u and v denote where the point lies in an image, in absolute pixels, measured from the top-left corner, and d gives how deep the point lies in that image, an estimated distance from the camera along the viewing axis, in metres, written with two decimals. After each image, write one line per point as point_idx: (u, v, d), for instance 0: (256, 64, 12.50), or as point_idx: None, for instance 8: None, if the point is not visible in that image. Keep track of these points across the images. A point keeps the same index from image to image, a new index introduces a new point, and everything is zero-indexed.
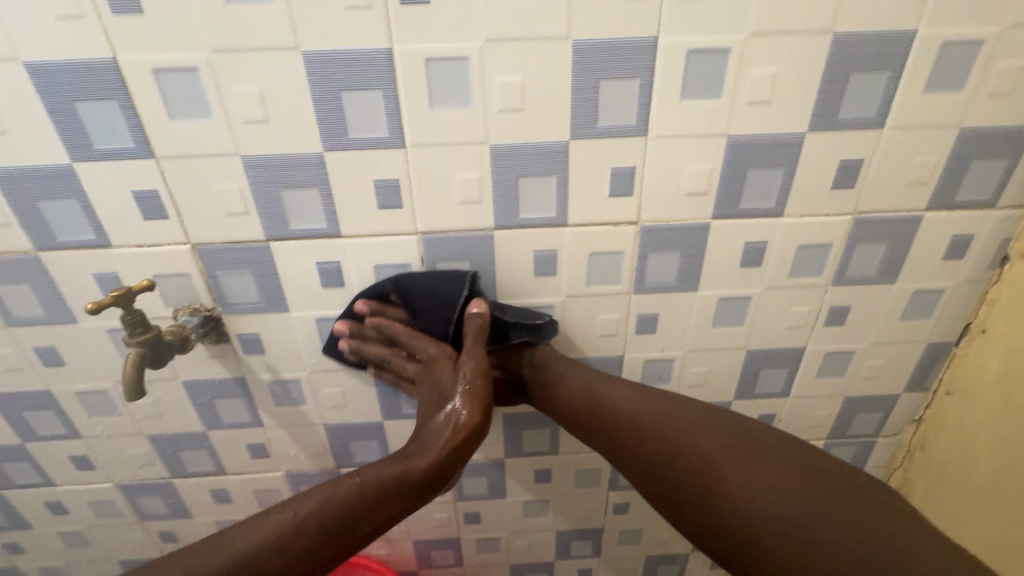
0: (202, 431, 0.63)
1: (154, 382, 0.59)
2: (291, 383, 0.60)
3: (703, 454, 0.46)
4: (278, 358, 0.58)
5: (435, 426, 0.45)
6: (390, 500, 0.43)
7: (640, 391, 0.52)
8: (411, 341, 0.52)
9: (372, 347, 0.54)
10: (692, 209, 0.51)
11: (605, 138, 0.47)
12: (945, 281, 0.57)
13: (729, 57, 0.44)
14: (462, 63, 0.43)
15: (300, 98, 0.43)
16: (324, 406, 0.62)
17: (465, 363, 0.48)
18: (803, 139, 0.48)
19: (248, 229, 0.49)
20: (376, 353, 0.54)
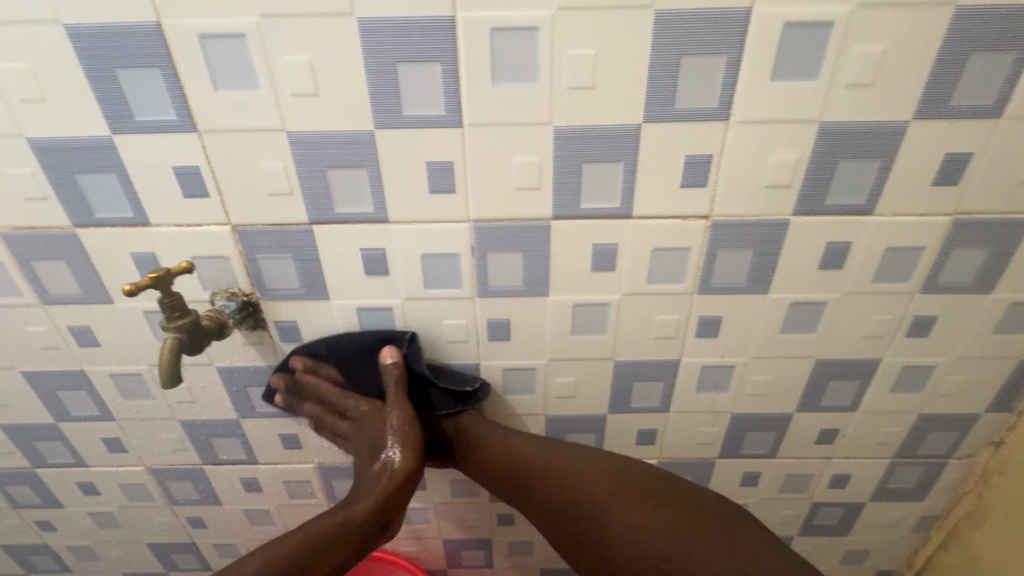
0: (235, 419, 0.61)
1: (188, 367, 0.57)
2: None
3: (587, 500, 0.50)
4: None
5: (373, 473, 0.51)
6: (338, 548, 0.47)
7: (539, 442, 0.55)
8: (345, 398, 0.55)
9: (307, 404, 0.57)
10: (772, 203, 0.46)
11: (682, 122, 0.42)
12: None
13: (831, 32, 0.39)
14: (530, 33, 0.39)
15: (353, 70, 0.40)
16: None
17: (391, 414, 0.52)
18: (905, 128, 0.43)
19: (290, 211, 0.46)
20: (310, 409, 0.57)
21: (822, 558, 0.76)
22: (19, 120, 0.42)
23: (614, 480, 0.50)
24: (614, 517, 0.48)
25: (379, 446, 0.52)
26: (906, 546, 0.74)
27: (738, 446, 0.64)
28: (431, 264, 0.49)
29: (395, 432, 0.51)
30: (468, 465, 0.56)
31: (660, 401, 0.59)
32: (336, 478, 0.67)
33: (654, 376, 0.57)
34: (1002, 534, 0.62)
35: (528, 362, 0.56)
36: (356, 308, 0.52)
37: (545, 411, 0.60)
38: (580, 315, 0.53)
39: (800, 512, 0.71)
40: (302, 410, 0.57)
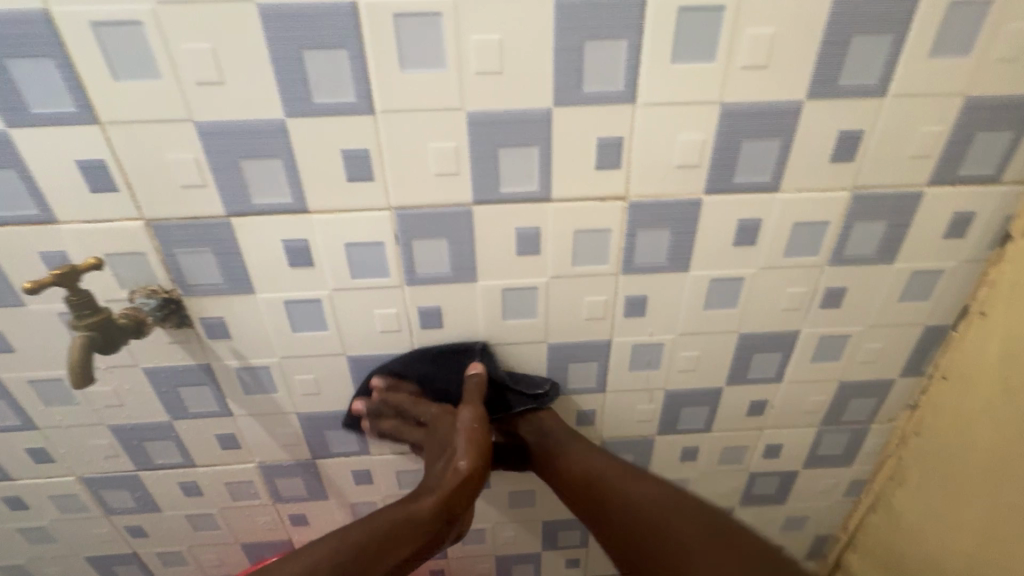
0: (169, 422, 0.60)
1: (112, 368, 0.55)
2: (260, 370, 0.56)
3: (673, 541, 0.47)
4: (245, 344, 0.54)
5: (441, 471, 0.51)
6: (402, 540, 0.47)
7: (626, 470, 0.54)
8: (419, 409, 0.56)
9: (381, 423, 0.57)
10: (684, 183, 0.48)
11: (591, 104, 0.44)
12: (946, 263, 0.55)
13: (723, 16, 0.40)
14: (434, 18, 0.39)
15: (260, 57, 0.40)
16: (297, 394, 0.59)
17: (462, 414, 0.52)
18: (800, 108, 0.45)
19: (206, 203, 0.46)
20: (388, 429, 0.57)
21: (764, 526, 0.79)
22: None
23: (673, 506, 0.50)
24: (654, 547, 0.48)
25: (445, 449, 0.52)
26: (840, 510, 0.78)
27: (675, 422, 0.66)
28: (357, 253, 0.49)
29: (465, 433, 0.51)
30: (552, 474, 0.56)
31: (597, 381, 0.61)
32: (280, 476, 0.66)
33: (589, 357, 0.59)
34: (917, 494, 0.66)
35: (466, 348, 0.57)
36: (284, 301, 0.52)
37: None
38: (510, 299, 0.54)
39: (739, 483, 0.73)
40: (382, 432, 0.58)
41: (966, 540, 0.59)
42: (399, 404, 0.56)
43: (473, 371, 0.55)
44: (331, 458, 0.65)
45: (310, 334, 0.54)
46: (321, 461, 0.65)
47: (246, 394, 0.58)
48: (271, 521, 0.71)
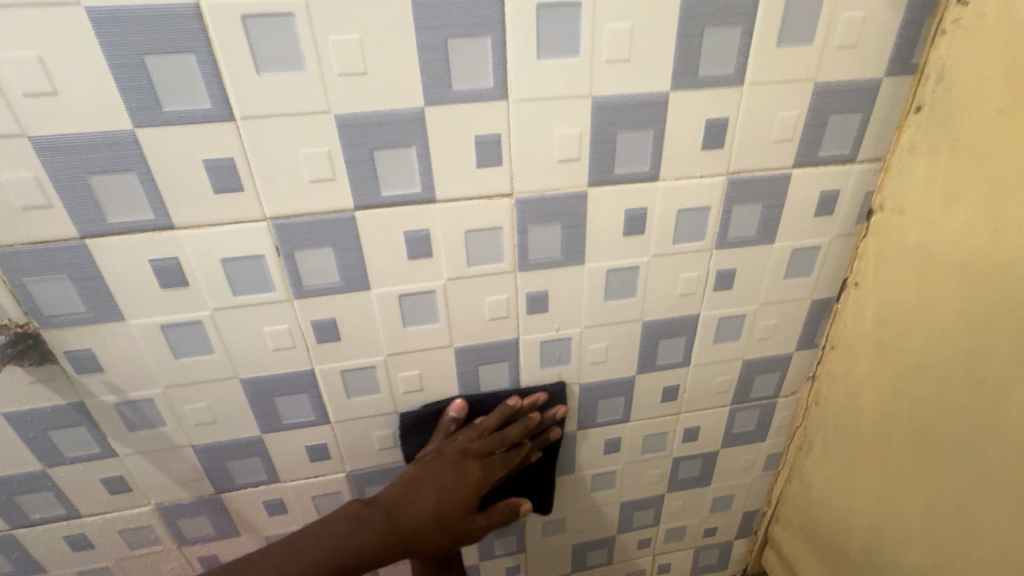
0: (45, 467, 0.59)
1: None
2: (141, 403, 0.57)
3: None
4: (118, 375, 0.55)
5: (411, 517, 0.55)
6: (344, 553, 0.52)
7: None
8: (503, 468, 0.61)
9: (522, 425, 0.63)
10: (566, 175, 0.52)
11: (461, 103, 0.47)
12: (809, 241, 0.62)
13: (583, 13, 0.45)
14: (286, 20, 0.41)
15: (96, 63, 0.41)
16: (188, 424, 0.59)
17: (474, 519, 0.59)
18: (667, 98, 0.50)
19: (56, 223, 0.47)
20: (519, 430, 0.62)
21: (695, 510, 0.83)
22: None
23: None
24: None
25: (439, 512, 0.56)
26: (762, 484, 0.85)
27: (594, 416, 0.69)
28: (233, 268, 0.51)
29: (458, 528, 0.57)
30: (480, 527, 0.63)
31: (510, 380, 0.64)
32: (184, 514, 0.66)
33: (500, 357, 0.62)
34: (825, 457, 0.73)
35: (368, 359, 0.59)
36: (160, 326, 0.53)
37: (394, 413, 0.63)
38: (408, 304, 0.56)
39: (664, 470, 0.78)
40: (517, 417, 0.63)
41: (867, 492, 0.66)
42: (519, 459, 0.63)
43: (523, 506, 0.64)
44: (236, 491, 0.65)
45: (194, 359, 0.55)
46: (225, 495, 0.65)
47: (125, 425, 0.58)
48: (180, 566, 0.70)
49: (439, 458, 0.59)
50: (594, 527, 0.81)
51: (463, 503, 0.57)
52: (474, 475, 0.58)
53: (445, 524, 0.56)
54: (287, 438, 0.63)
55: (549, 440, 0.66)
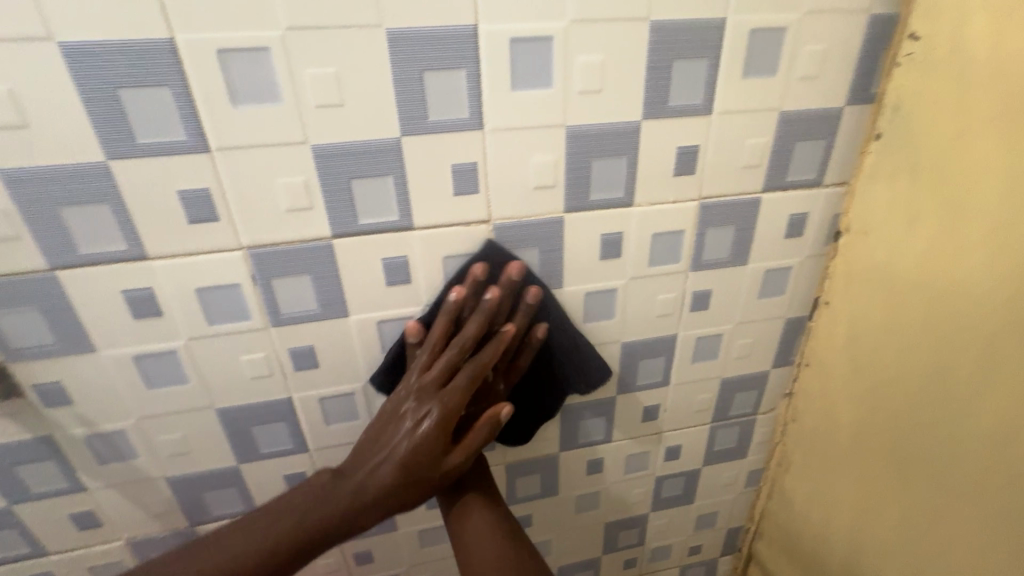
0: (190, 526, 0.58)
1: (168, 419, 0.52)
2: (301, 425, 0.55)
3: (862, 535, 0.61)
4: (307, 378, 0.52)
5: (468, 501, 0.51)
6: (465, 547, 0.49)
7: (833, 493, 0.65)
8: (467, 377, 0.47)
9: (478, 318, 0.48)
10: (752, 180, 0.53)
11: (677, 116, 0.48)
12: None
13: (788, 35, 0.47)
14: (547, 42, 0.42)
15: (288, 75, 0.39)
16: (346, 445, 0.57)
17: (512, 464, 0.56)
18: (842, 111, 0.52)
19: (312, 226, 0.45)
20: (476, 321, 0.48)
21: None
22: None
23: (516, 543, 0.49)
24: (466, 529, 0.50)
25: (405, 471, 0.45)
26: None
27: (728, 408, 0.70)
28: (454, 266, 0.50)
29: (439, 474, 0.46)
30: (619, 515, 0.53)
31: (663, 373, 0.64)
32: None
33: (656, 353, 0.62)
34: None
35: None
36: (378, 322, 0.51)
37: (557, 448, 0.66)
38: (590, 304, 0.56)
39: None
40: (469, 311, 0.49)
41: None
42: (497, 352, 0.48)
43: (505, 410, 0.48)
44: None
45: None
46: None
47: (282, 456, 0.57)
48: None
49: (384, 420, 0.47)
50: (716, 535, 0.83)
51: (430, 448, 0.45)
52: (434, 411, 0.46)
53: (413, 475, 0.45)
54: None
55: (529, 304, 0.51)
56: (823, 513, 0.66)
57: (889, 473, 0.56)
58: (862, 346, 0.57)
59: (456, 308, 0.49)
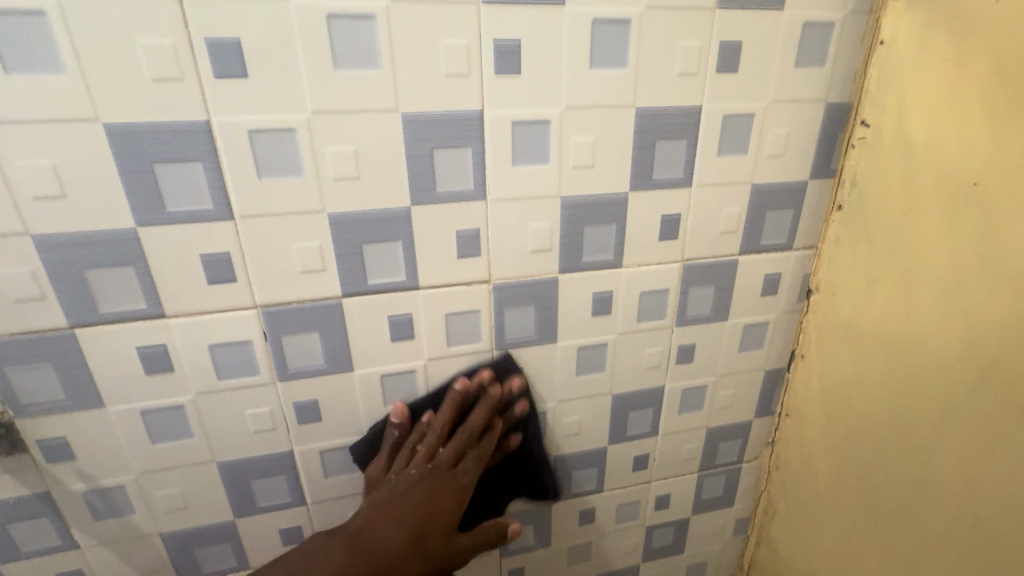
0: None
1: (167, 473, 0.52)
2: (301, 476, 0.56)
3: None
4: (307, 432, 0.54)
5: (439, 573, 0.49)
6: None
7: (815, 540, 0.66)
8: (474, 464, 0.53)
9: (482, 411, 0.54)
10: (726, 245, 0.58)
11: (659, 188, 0.53)
12: None
13: (754, 121, 0.53)
14: (544, 125, 0.48)
15: (311, 152, 0.43)
16: (346, 494, 0.58)
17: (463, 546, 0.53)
18: (806, 184, 0.58)
19: (324, 287, 0.48)
20: (480, 415, 0.54)
21: None
22: (26, 219, 0.40)
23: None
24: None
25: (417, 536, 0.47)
26: None
27: (714, 457, 0.72)
28: (455, 322, 0.53)
29: (441, 554, 0.48)
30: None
31: (651, 423, 0.67)
32: None
33: (645, 403, 0.65)
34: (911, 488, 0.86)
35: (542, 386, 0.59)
36: (381, 375, 0.53)
37: (550, 498, 0.67)
38: (583, 356, 0.59)
39: None
40: (472, 402, 0.55)
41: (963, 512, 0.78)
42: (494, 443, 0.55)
43: (516, 525, 0.52)
44: None
45: None
46: None
47: (278, 510, 0.57)
48: None
49: (389, 496, 0.49)
50: None
51: (441, 525, 0.49)
52: (448, 488, 0.50)
53: (417, 553, 0.47)
54: None
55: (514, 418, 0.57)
56: (810, 564, 0.67)
57: (868, 524, 0.58)
58: (834, 399, 0.61)
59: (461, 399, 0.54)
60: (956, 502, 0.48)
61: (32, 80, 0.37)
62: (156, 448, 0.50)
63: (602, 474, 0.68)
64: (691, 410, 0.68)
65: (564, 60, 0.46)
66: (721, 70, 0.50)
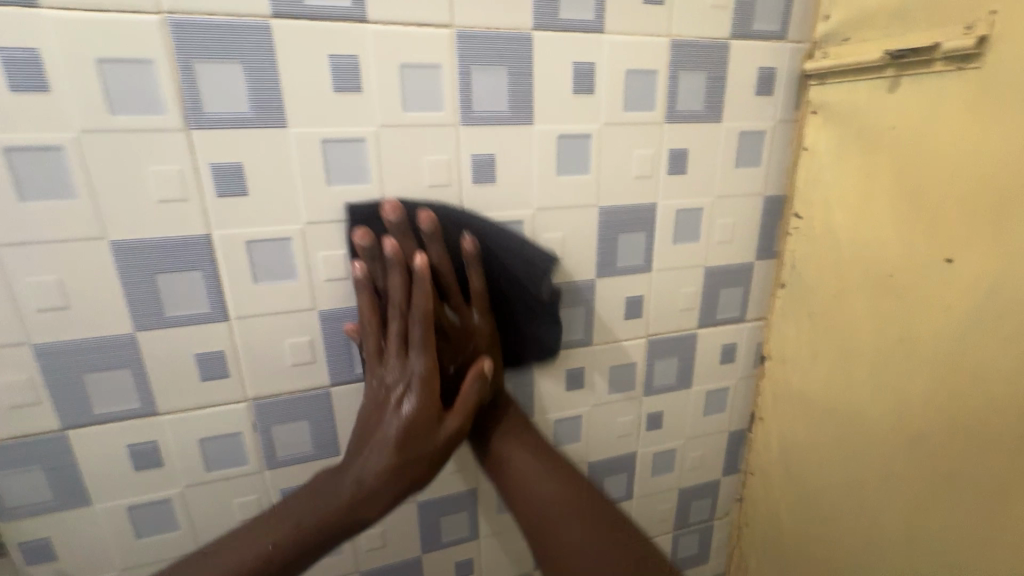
0: None
1: (150, 567, 0.52)
2: None
3: None
4: None
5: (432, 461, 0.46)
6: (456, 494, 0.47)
7: None
8: (420, 333, 0.45)
9: (395, 276, 0.46)
10: (686, 320, 0.64)
11: (622, 274, 0.59)
12: None
13: (703, 213, 0.59)
14: (518, 224, 0.53)
15: (304, 257, 0.47)
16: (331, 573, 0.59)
17: (452, 423, 0.47)
18: (753, 264, 0.64)
19: (313, 377, 0.51)
20: (394, 283, 0.46)
21: None
22: (28, 330, 0.42)
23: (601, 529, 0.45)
24: (521, 477, 0.50)
25: (403, 446, 0.45)
26: None
27: (687, 516, 0.75)
28: None
29: (439, 445, 0.46)
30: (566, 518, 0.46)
31: (626, 487, 0.70)
32: None
33: (618, 469, 0.68)
34: None
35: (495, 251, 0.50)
36: None
37: (533, 567, 0.68)
38: (559, 427, 0.63)
39: None
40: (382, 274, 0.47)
41: None
42: (428, 296, 0.45)
43: (487, 364, 0.49)
44: None
45: None
46: None
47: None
48: None
49: (369, 410, 0.47)
50: None
51: (422, 417, 0.45)
52: (407, 379, 0.46)
53: (410, 460, 0.45)
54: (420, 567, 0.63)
55: (432, 236, 0.47)
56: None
57: None
58: (794, 463, 0.65)
59: (371, 280, 0.47)
60: (914, 561, 0.52)
61: (46, 204, 0.40)
62: (140, 542, 0.51)
63: None
64: (663, 472, 0.71)
65: (534, 169, 0.51)
66: (672, 171, 0.56)
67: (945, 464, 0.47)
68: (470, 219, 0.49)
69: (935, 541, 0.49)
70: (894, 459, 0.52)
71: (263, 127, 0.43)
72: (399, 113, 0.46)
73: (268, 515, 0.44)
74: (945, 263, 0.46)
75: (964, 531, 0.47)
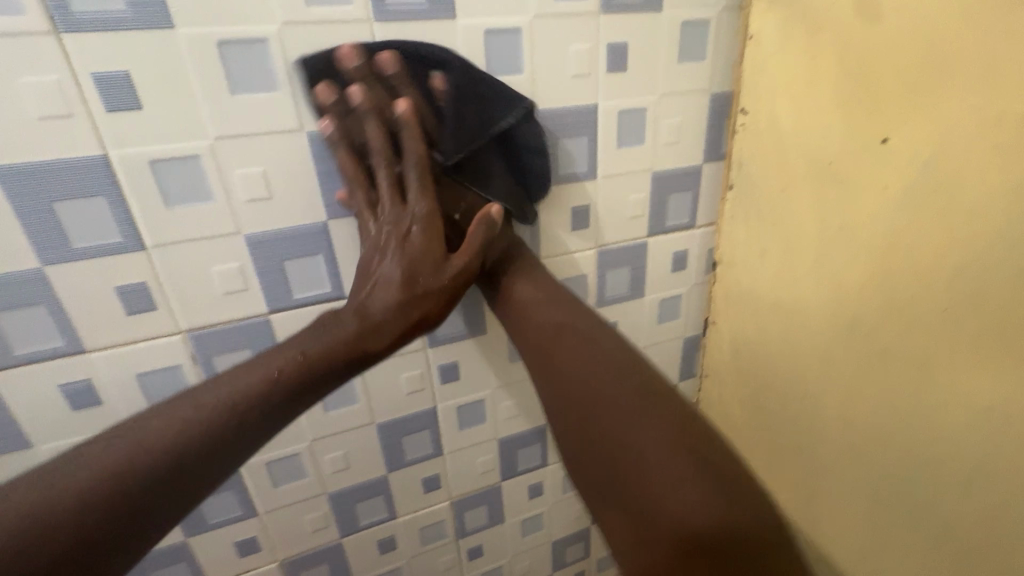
0: None
1: None
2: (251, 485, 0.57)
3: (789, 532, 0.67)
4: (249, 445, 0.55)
5: (438, 298, 0.45)
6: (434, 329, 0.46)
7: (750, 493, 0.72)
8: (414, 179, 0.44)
9: (374, 123, 0.44)
10: (635, 228, 0.63)
11: (566, 183, 0.57)
12: None
13: (647, 113, 0.57)
14: None
15: (219, 175, 0.44)
16: (299, 497, 0.60)
17: (460, 261, 0.46)
18: (701, 168, 0.63)
19: (249, 305, 0.49)
20: (375, 129, 0.44)
21: None
22: None
23: (606, 354, 0.44)
24: (524, 308, 0.49)
25: (408, 283, 0.44)
26: None
27: None
28: None
29: (446, 283, 0.45)
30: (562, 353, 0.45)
31: None
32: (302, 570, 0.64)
33: None
34: None
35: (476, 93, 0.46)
36: None
37: (500, 478, 0.71)
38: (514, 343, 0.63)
39: None
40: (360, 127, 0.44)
41: None
42: (414, 139, 0.44)
43: (494, 208, 0.47)
44: (334, 558, 0.66)
45: (342, 409, 0.58)
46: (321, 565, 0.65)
47: (233, 523, 0.58)
48: None
49: (369, 253, 0.45)
50: None
51: (424, 257, 0.44)
52: (406, 223, 0.44)
53: (419, 294, 0.44)
54: (387, 486, 0.64)
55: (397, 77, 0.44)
56: None
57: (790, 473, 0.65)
58: (744, 362, 0.68)
59: (346, 136, 0.44)
60: (852, 438, 0.55)
61: None
62: None
63: (545, 449, 0.72)
64: None
65: None
66: (611, 69, 0.53)
67: (877, 342, 0.49)
68: (500, 88, 0.47)
69: (870, 415, 0.52)
70: (831, 344, 0.54)
71: (146, 29, 0.38)
72: (303, 9, 0.41)
73: (218, 377, 0.39)
74: (881, 143, 0.45)
75: (921, 390, 0.47)
